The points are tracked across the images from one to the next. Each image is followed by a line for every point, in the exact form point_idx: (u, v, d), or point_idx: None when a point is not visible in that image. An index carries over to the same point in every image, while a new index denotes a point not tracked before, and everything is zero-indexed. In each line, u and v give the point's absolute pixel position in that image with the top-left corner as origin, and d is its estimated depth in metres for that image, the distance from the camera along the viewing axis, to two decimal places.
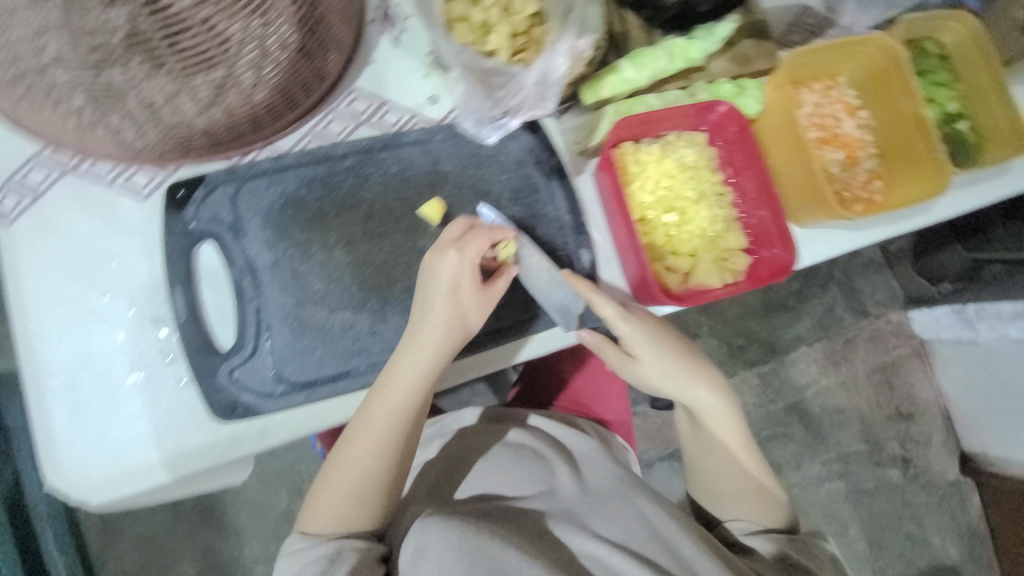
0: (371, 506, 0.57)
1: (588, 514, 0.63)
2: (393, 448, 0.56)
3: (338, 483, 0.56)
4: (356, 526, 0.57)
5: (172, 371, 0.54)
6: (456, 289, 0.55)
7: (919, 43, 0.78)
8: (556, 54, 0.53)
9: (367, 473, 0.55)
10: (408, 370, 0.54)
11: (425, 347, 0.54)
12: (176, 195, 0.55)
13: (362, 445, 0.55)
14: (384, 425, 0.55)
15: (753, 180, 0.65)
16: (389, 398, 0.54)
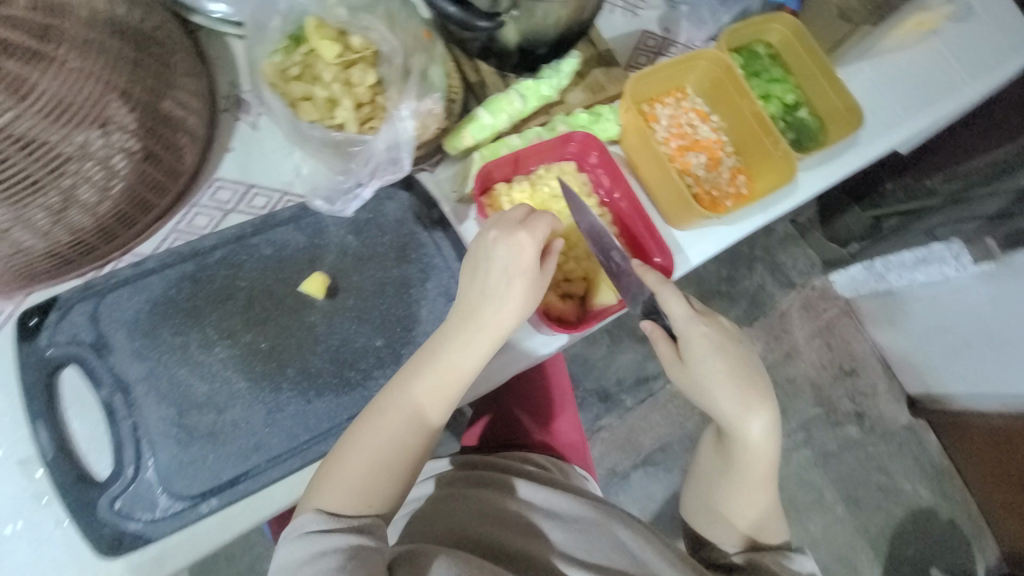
0: (397, 480, 0.52)
1: (563, 542, 0.63)
2: (418, 426, 0.53)
3: (355, 471, 0.51)
4: (375, 507, 0.51)
5: (51, 513, 0.50)
6: (478, 262, 0.56)
7: (750, 46, 0.85)
8: (400, 119, 0.55)
9: (397, 447, 0.52)
10: (471, 342, 0.55)
11: (489, 324, 0.55)
12: (27, 324, 0.52)
13: (397, 424, 0.52)
14: (416, 403, 0.53)
15: (625, 198, 0.69)
16: (461, 369, 0.54)
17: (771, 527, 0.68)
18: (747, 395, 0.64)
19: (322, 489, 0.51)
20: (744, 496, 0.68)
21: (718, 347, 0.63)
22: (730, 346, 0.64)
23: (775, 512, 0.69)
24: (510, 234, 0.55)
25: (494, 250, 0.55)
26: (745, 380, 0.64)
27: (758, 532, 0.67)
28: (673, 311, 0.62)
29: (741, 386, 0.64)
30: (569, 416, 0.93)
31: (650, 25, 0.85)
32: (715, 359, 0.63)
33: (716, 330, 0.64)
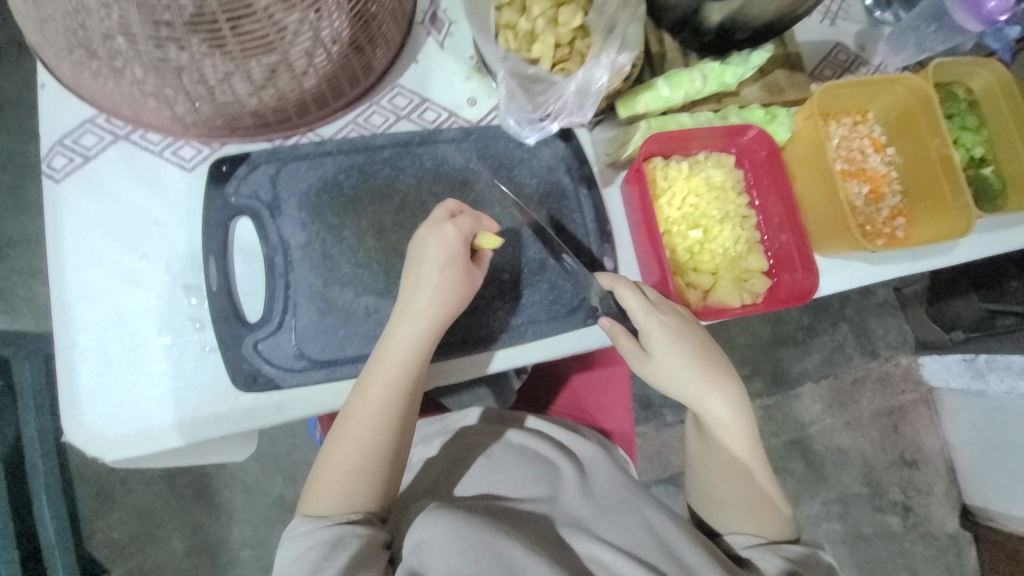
0: (373, 477, 0.54)
1: (588, 515, 0.61)
2: (386, 419, 0.54)
3: (339, 462, 0.54)
4: (360, 502, 0.54)
5: (199, 338, 0.55)
6: (412, 261, 0.55)
7: (949, 86, 0.77)
8: (597, 65, 0.55)
9: (365, 446, 0.54)
10: (408, 333, 0.54)
11: (421, 313, 0.55)
12: (220, 170, 0.58)
13: (363, 421, 0.54)
14: (381, 397, 0.54)
15: (780, 205, 0.65)
16: (399, 366, 0.54)
17: (770, 511, 0.62)
18: (700, 377, 0.62)
19: (313, 492, 0.54)
20: (736, 481, 0.63)
21: (674, 338, 0.59)
22: (689, 332, 0.60)
23: (776, 496, 0.63)
24: (434, 229, 0.55)
25: (423, 242, 0.55)
26: (699, 366, 0.62)
27: (758, 516, 0.62)
28: (632, 308, 0.59)
29: (695, 371, 0.62)
30: (621, 395, 0.86)
31: (847, 39, 0.80)
32: (674, 351, 0.60)
33: (680, 315, 0.60)
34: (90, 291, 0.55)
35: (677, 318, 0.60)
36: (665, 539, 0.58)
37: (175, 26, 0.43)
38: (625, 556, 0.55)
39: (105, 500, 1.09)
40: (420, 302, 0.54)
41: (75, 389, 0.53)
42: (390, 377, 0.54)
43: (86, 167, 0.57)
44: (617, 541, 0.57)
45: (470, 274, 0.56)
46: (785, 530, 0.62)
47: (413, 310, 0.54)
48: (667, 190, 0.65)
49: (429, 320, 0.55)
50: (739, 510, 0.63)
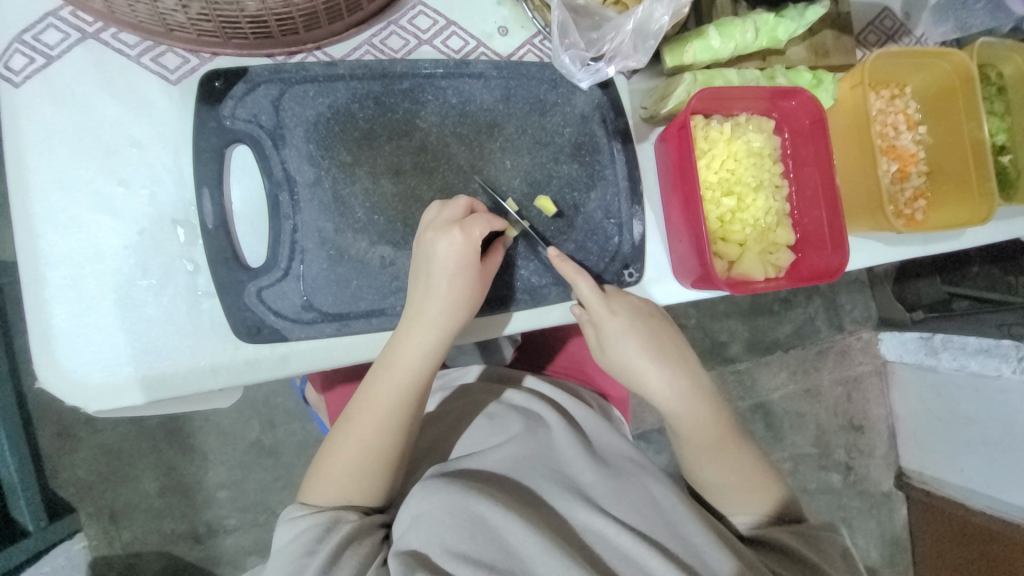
0: (376, 476, 0.54)
1: (592, 485, 0.58)
2: (392, 424, 0.53)
3: (341, 460, 0.53)
4: (361, 500, 0.54)
5: (194, 281, 0.49)
6: (421, 263, 0.51)
7: (984, 67, 0.75)
8: (659, 1, 0.48)
9: (369, 448, 0.53)
10: (416, 343, 0.51)
11: (432, 321, 0.51)
12: (212, 86, 0.49)
13: (368, 422, 0.53)
14: (390, 401, 0.52)
15: (816, 179, 0.63)
16: (408, 370, 0.52)
17: (758, 487, 0.62)
18: (665, 365, 0.61)
19: (313, 482, 0.54)
20: (718, 465, 0.62)
21: (624, 329, 0.58)
22: (642, 322, 0.60)
23: (761, 470, 0.63)
24: (446, 231, 0.50)
25: (435, 248, 0.50)
26: (652, 357, 0.60)
27: (744, 493, 0.62)
28: (589, 300, 0.58)
29: (648, 358, 0.60)
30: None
31: (894, 3, 0.75)
32: (628, 337, 0.59)
33: (630, 305, 0.60)
34: (60, 219, 0.47)
35: (626, 307, 0.59)
36: (666, 513, 0.56)
37: None
38: (631, 534, 0.53)
39: (70, 439, 1.04)
40: (434, 309, 0.51)
41: (49, 331, 0.47)
42: (398, 383, 0.52)
43: (48, 69, 0.48)
44: (619, 515, 0.55)
45: (485, 279, 0.53)
46: (779, 500, 0.62)
47: (424, 318, 0.51)
48: (706, 152, 0.61)
49: (442, 329, 0.51)
50: (731, 491, 0.62)
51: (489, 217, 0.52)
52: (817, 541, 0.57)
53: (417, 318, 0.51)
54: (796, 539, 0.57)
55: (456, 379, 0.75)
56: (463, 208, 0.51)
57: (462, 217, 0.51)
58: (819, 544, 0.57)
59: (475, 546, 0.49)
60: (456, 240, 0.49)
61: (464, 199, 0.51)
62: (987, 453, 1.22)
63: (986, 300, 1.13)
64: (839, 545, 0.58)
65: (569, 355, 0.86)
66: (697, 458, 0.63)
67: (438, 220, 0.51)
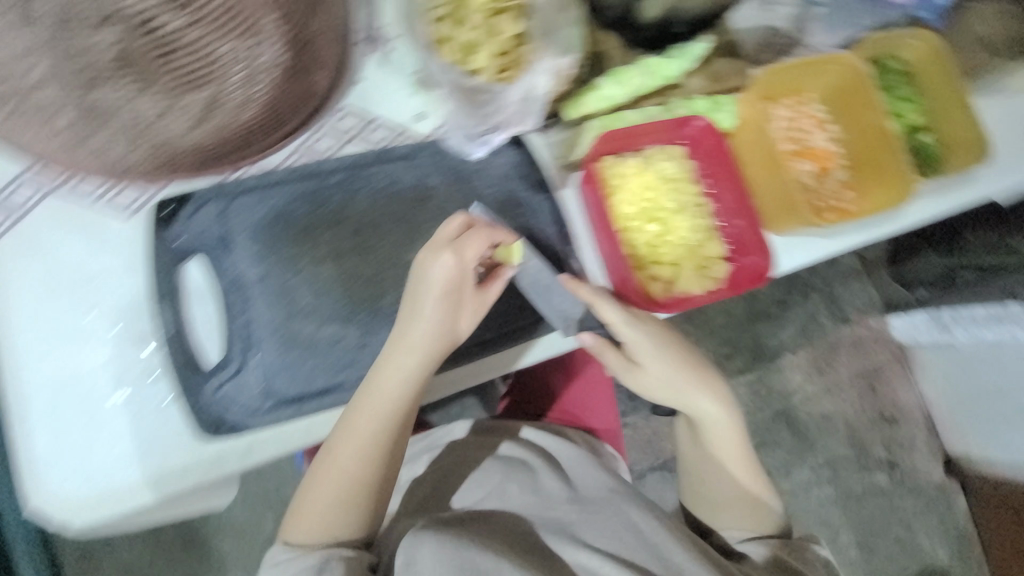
0: (359, 507, 0.57)
1: (576, 522, 0.60)
2: (372, 454, 0.55)
3: (319, 492, 0.56)
4: (344, 533, 0.57)
5: (158, 390, 0.54)
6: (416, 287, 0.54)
7: (883, 60, 0.80)
8: (538, 73, 0.56)
9: (350, 478, 0.55)
10: (400, 369, 0.53)
11: (415, 346, 0.54)
12: (162, 213, 0.56)
13: (348, 452, 0.54)
14: (376, 429, 0.54)
15: (731, 193, 0.67)
16: (393, 399, 0.54)
17: (757, 509, 0.70)
18: (698, 388, 0.68)
19: (293, 522, 0.57)
20: (732, 479, 0.71)
21: (660, 345, 0.65)
22: (672, 342, 0.66)
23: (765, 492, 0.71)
24: (436, 254, 0.54)
25: (430, 272, 0.53)
26: (682, 374, 0.68)
27: (745, 511, 0.70)
28: (611, 318, 0.61)
29: (682, 376, 0.68)
30: (605, 394, 0.87)
31: (781, 20, 0.82)
32: (660, 354, 0.65)
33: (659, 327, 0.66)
34: (38, 354, 0.53)
35: (647, 327, 0.64)
36: (651, 540, 0.57)
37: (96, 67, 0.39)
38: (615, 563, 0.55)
39: (91, 560, 1.05)
40: (418, 332, 0.54)
41: (32, 456, 0.51)
42: (381, 411, 0.54)
43: (20, 225, 0.55)
44: (605, 546, 0.57)
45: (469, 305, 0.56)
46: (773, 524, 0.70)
47: (409, 341, 0.53)
48: (620, 187, 0.67)
49: (424, 354, 0.54)
50: (733, 509, 0.70)
51: (490, 230, 0.56)
52: (802, 553, 0.66)
53: (402, 343, 0.54)
54: (783, 550, 0.66)
55: (442, 436, 0.75)
56: (462, 225, 0.55)
57: (459, 236, 0.55)
58: (802, 556, 0.66)
59: None
60: (449, 261, 0.53)
61: (464, 216, 0.55)
62: None
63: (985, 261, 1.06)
64: (820, 556, 0.67)
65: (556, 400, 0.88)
66: (712, 470, 0.71)
67: (436, 240, 0.55)
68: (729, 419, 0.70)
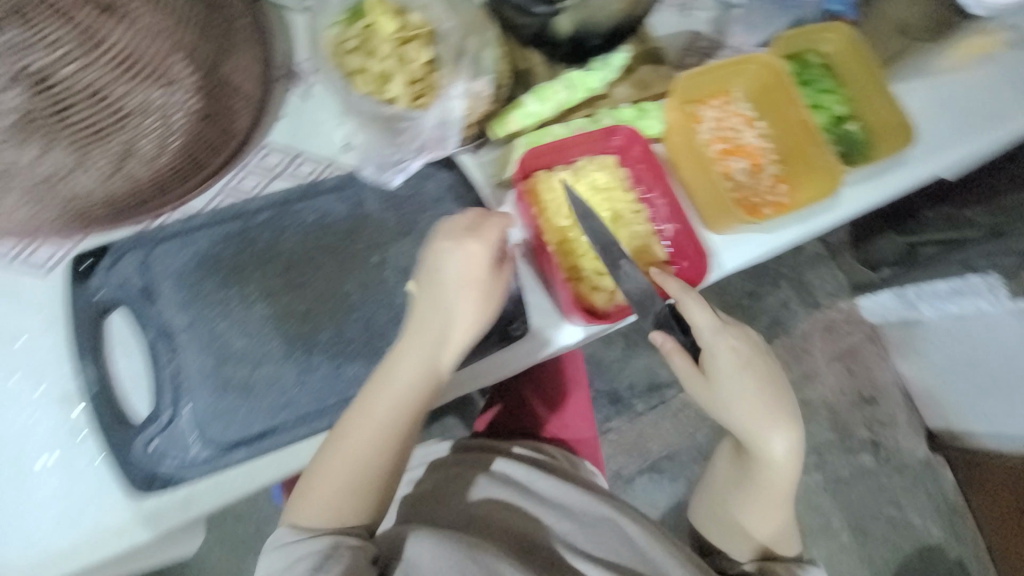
0: (369, 494, 0.53)
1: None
2: (386, 442, 0.54)
3: (344, 492, 0.53)
4: (351, 519, 0.53)
5: (86, 450, 0.52)
6: (438, 278, 0.55)
7: (802, 55, 0.83)
8: (451, 96, 0.56)
9: (353, 472, 0.53)
10: (413, 354, 0.54)
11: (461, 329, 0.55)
12: (80, 267, 0.55)
13: (372, 441, 0.53)
14: (382, 424, 0.53)
15: (665, 197, 0.68)
16: (407, 382, 0.54)
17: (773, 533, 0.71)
18: (761, 417, 0.64)
19: (302, 508, 0.53)
20: (758, 511, 0.70)
21: (749, 364, 0.64)
22: (760, 364, 0.65)
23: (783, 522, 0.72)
24: (458, 243, 0.54)
25: (449, 266, 0.54)
26: (760, 397, 0.64)
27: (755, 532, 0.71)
28: (692, 313, 0.61)
29: (769, 406, 0.65)
30: (582, 405, 0.88)
31: (702, 25, 0.84)
32: (739, 377, 0.63)
33: (737, 339, 0.64)
34: None
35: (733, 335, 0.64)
36: None
37: None
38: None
39: None
40: (444, 321, 0.54)
41: None
42: (401, 396, 0.54)
43: None
44: None
45: (502, 283, 0.57)
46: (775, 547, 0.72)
47: (427, 327, 0.54)
48: (554, 202, 0.66)
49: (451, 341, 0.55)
50: (749, 528, 0.71)
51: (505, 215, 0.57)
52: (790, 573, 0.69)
53: (422, 333, 0.54)
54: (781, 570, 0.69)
55: None
56: (475, 218, 0.56)
57: (473, 225, 0.56)
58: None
59: None
60: (465, 249, 0.54)
61: (475, 210, 0.56)
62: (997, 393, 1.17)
63: (945, 241, 1.12)
64: None
65: (531, 417, 0.87)
66: (739, 494, 0.72)
67: (452, 230, 0.55)
68: (789, 450, 0.66)
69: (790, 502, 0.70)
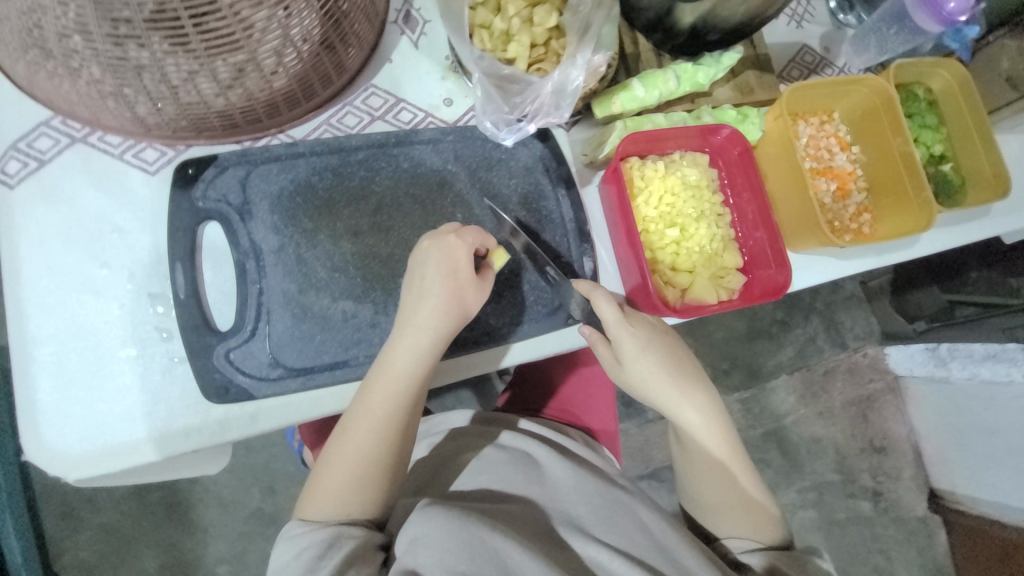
0: (371, 486, 0.53)
1: (585, 517, 0.58)
2: (387, 433, 0.53)
3: (348, 480, 0.53)
4: (357, 512, 0.53)
5: (167, 349, 0.53)
6: (416, 274, 0.55)
7: (909, 87, 0.80)
8: (573, 65, 0.55)
9: (360, 458, 0.53)
10: (414, 348, 0.54)
11: (421, 327, 0.54)
12: (185, 173, 0.56)
13: (373, 427, 0.53)
14: (383, 410, 0.53)
15: (753, 204, 0.67)
16: (404, 375, 0.54)
17: (757, 512, 0.62)
18: (670, 385, 0.62)
19: (310, 498, 0.54)
20: (720, 486, 0.62)
21: (643, 345, 0.61)
22: (658, 340, 0.62)
23: (763, 501, 0.62)
24: (439, 241, 0.55)
25: (424, 261, 0.55)
26: (667, 371, 0.62)
27: (744, 515, 0.61)
28: (606, 315, 0.60)
29: (667, 379, 0.62)
30: (606, 395, 0.87)
31: (812, 40, 0.82)
32: (643, 359, 0.61)
33: (649, 324, 0.62)
34: (49, 302, 0.52)
35: (644, 325, 0.62)
36: (662, 541, 0.56)
37: (130, 22, 0.40)
38: (626, 560, 0.53)
39: (72, 520, 1.04)
40: (425, 314, 0.54)
41: (35, 405, 0.51)
42: (398, 387, 0.53)
43: (41, 172, 0.54)
44: (615, 542, 0.56)
45: (483, 289, 0.56)
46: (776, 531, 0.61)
47: (416, 322, 0.54)
48: (644, 190, 0.65)
49: (433, 335, 0.54)
50: (729, 514, 0.62)
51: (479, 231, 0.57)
52: (800, 563, 0.57)
53: (409, 325, 0.54)
54: (780, 556, 0.58)
55: (442, 423, 0.75)
56: (454, 226, 0.57)
57: (456, 229, 0.57)
58: (804, 566, 0.57)
59: (473, 567, 0.48)
60: (453, 244, 0.55)
61: (453, 223, 0.57)
62: (1015, 464, 1.16)
63: (990, 304, 1.10)
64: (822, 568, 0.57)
65: (556, 397, 0.86)
66: (704, 479, 0.63)
67: (437, 231, 0.56)
68: (703, 419, 0.63)
69: (761, 478, 0.64)
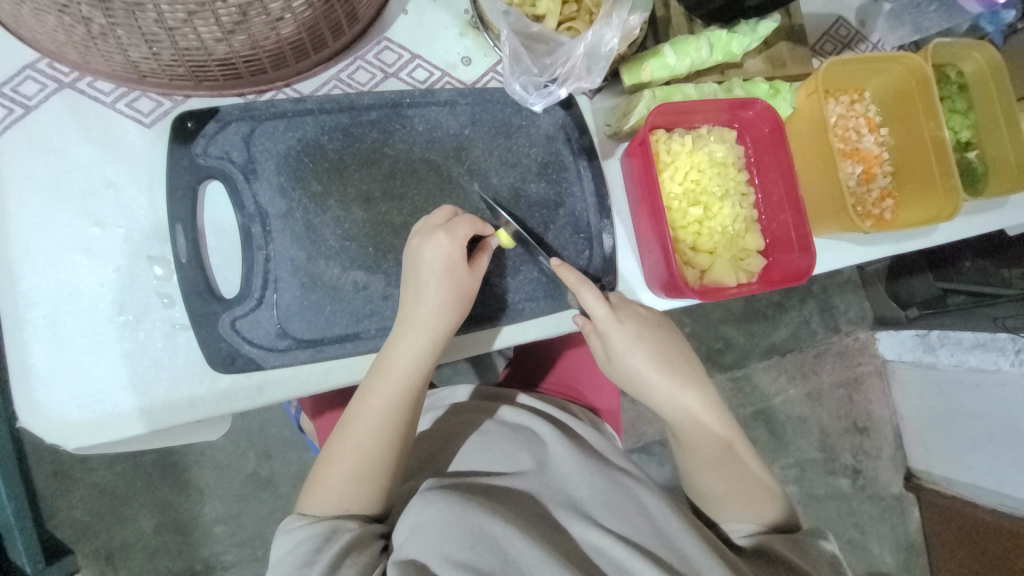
0: (374, 483, 0.53)
1: (589, 501, 0.57)
2: (388, 430, 0.53)
3: (349, 475, 0.52)
4: (357, 507, 0.53)
5: (168, 315, 0.51)
6: (412, 271, 0.52)
7: (943, 68, 0.77)
8: (608, 26, 0.51)
9: (362, 455, 0.52)
10: (413, 346, 0.52)
11: (422, 325, 0.52)
12: (184, 126, 0.52)
13: (375, 424, 0.53)
14: (384, 410, 0.53)
15: (780, 184, 0.64)
16: (404, 375, 0.53)
17: (756, 495, 0.62)
18: (664, 377, 0.62)
19: (310, 493, 0.53)
20: (719, 475, 0.63)
21: (632, 337, 0.60)
22: (648, 333, 0.61)
23: (761, 483, 0.63)
24: (430, 237, 0.52)
25: (422, 253, 0.51)
26: (658, 362, 0.61)
27: (744, 500, 0.62)
28: (596, 310, 0.58)
29: (658, 370, 0.61)
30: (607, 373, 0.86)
31: (848, 13, 0.78)
32: (634, 353, 0.60)
33: (639, 317, 0.61)
34: (41, 261, 0.49)
35: (634, 319, 0.61)
36: (663, 527, 0.56)
37: None
38: (628, 547, 0.53)
39: (65, 479, 1.03)
40: (424, 311, 0.52)
41: (30, 369, 0.48)
42: (398, 385, 0.53)
43: (28, 119, 0.50)
44: (617, 528, 0.55)
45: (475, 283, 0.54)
46: (776, 512, 0.62)
47: (416, 321, 0.52)
48: (669, 165, 0.62)
49: (435, 333, 0.53)
50: (729, 500, 0.62)
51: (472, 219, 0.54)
52: (804, 548, 0.57)
53: (410, 323, 0.52)
54: (784, 543, 0.57)
55: (446, 397, 0.74)
56: (448, 215, 0.54)
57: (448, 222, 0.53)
58: (806, 549, 0.57)
59: (474, 556, 0.48)
60: (441, 242, 0.51)
61: (448, 207, 0.54)
62: (993, 449, 1.20)
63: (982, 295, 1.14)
64: (827, 550, 0.58)
65: (558, 373, 0.86)
66: (700, 470, 0.63)
67: (427, 224, 0.53)
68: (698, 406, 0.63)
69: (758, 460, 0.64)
